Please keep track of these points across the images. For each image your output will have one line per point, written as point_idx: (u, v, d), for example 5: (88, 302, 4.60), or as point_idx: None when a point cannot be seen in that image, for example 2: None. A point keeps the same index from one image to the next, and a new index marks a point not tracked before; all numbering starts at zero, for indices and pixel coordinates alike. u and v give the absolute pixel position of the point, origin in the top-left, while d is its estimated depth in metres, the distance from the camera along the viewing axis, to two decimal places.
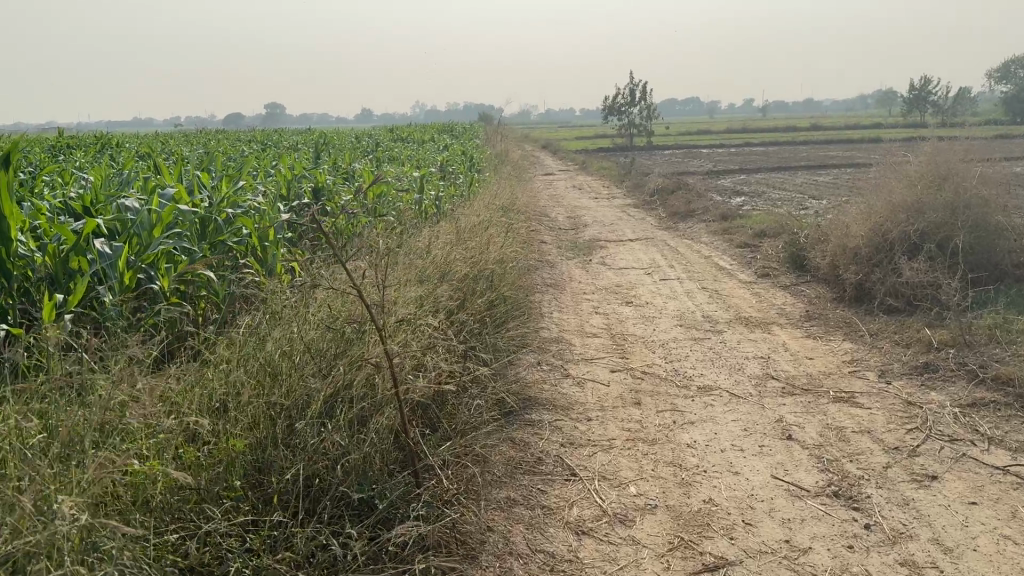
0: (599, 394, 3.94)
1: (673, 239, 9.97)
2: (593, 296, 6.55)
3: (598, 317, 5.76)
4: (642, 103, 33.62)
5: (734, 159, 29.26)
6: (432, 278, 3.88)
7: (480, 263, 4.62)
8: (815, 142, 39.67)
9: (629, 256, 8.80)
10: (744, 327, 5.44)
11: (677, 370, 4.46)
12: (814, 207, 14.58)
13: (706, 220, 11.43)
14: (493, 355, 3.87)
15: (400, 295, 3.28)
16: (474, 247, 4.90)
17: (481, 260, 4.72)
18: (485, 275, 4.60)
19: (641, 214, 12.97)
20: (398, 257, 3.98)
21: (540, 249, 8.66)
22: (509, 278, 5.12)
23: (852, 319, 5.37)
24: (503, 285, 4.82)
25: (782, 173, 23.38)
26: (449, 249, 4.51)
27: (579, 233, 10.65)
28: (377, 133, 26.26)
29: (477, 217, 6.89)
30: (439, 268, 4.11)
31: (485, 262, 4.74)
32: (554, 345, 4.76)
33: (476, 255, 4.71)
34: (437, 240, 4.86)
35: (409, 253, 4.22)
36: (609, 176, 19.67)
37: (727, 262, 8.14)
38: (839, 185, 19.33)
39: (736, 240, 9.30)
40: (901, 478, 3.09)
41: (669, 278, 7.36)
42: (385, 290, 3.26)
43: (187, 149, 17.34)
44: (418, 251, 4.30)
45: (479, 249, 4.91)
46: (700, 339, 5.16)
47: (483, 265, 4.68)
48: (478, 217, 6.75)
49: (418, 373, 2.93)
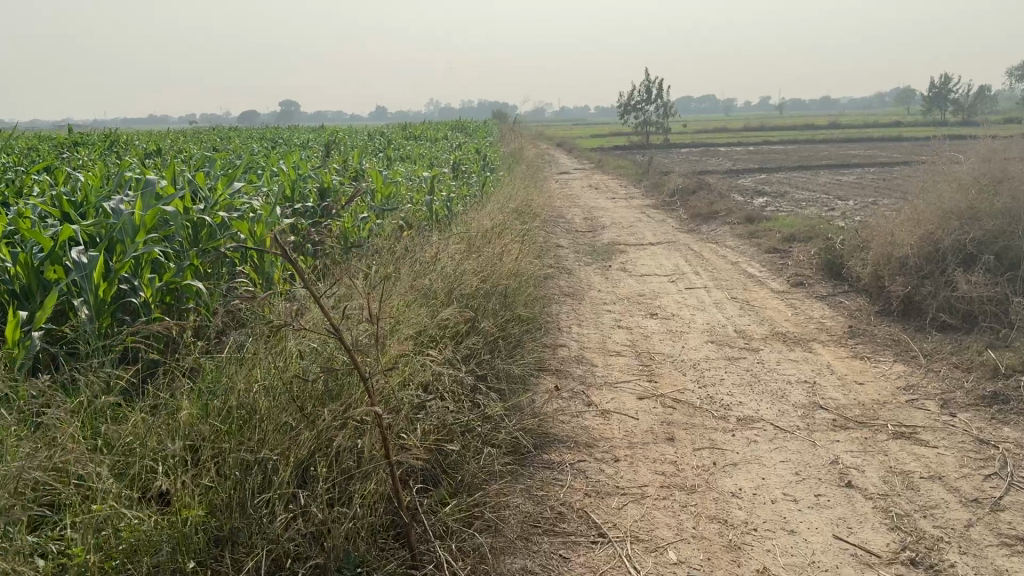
0: (627, 427, 3.48)
1: (696, 243, 9.50)
2: (614, 307, 6.09)
3: (621, 332, 5.31)
4: (658, 100, 33.12)
5: (752, 157, 28.70)
6: (434, 300, 3.48)
7: (490, 277, 4.19)
8: (834, 140, 39.06)
9: (651, 261, 8.34)
10: (782, 345, 4.97)
11: (712, 396, 4.00)
12: (841, 208, 14.08)
13: (729, 222, 10.95)
14: (506, 383, 3.43)
15: (394, 327, 2.87)
16: (486, 259, 4.47)
17: (494, 274, 4.28)
18: (497, 290, 4.17)
19: (661, 215, 12.50)
20: (401, 274, 3.56)
21: (557, 254, 8.22)
22: (524, 292, 4.68)
23: (901, 337, 4.90)
24: (518, 301, 4.38)
25: (803, 172, 22.84)
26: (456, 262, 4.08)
27: (597, 235, 10.21)
28: (388, 130, 25.89)
29: (490, 222, 6.46)
30: (445, 285, 3.69)
31: (498, 275, 4.31)
32: (574, 366, 4.31)
33: (487, 267, 4.29)
34: (445, 250, 4.43)
35: (413, 267, 3.79)
36: (625, 175, 19.23)
37: (756, 268, 7.67)
38: (863, 185, 18.77)
39: (763, 244, 8.82)
40: (987, 541, 2.62)
41: (695, 286, 6.90)
42: (379, 319, 2.85)
43: (195, 147, 17.05)
44: (419, 265, 3.89)
45: (491, 260, 4.48)
46: (734, 358, 4.70)
47: (495, 278, 4.24)
48: (491, 223, 6.32)
49: (414, 422, 2.52)
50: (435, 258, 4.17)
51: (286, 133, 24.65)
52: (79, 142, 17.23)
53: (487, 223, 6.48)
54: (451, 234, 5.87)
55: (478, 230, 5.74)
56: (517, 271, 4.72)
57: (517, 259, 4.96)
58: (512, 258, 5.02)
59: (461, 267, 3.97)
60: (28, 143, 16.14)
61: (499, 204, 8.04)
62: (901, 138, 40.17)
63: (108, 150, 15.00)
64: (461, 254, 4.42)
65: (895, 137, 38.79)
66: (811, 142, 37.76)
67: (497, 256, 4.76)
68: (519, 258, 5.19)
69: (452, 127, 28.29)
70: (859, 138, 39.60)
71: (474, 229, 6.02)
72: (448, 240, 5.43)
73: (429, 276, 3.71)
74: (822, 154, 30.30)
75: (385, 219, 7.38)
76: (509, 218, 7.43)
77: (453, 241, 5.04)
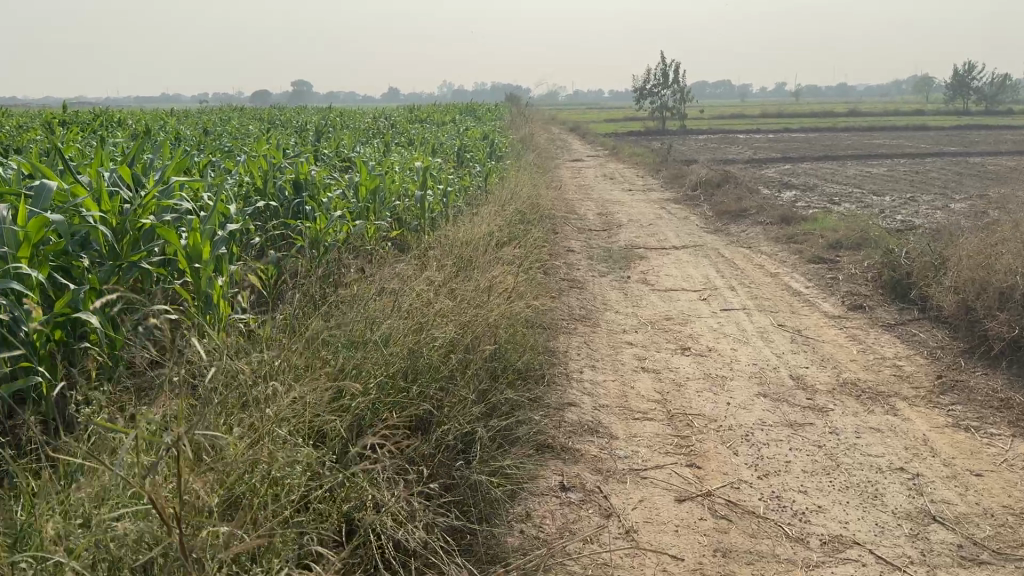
0: (665, 564, 2.37)
1: (727, 247, 8.39)
2: (637, 338, 4.97)
3: (646, 375, 4.20)
4: (676, 85, 31.82)
5: (772, 146, 27.42)
6: (372, 372, 2.55)
7: (472, 327, 3.15)
8: (857, 127, 37.68)
9: (677, 270, 7.20)
10: (857, 404, 3.87)
11: (780, 496, 2.88)
12: (879, 204, 12.95)
13: (762, 223, 9.79)
14: (474, 505, 2.39)
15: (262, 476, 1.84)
16: (470, 298, 3.39)
17: (478, 323, 3.21)
18: (478, 341, 3.15)
19: (684, 212, 11.38)
20: (326, 362, 2.55)
21: (567, 262, 7.13)
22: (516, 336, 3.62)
23: (1012, 399, 3.80)
24: (507, 363, 3.32)
25: (832, 163, 21.63)
26: (422, 306, 3.08)
27: (613, 235, 9.11)
28: (395, 113, 24.62)
29: (481, 234, 5.39)
30: (396, 363, 2.65)
31: (483, 325, 3.23)
32: (587, 439, 3.21)
33: (467, 310, 3.25)
34: (412, 284, 3.38)
35: (355, 335, 2.76)
36: (643, 164, 18.05)
37: (802, 283, 6.56)
38: (898, 179, 17.53)
39: (805, 251, 7.72)
40: None
41: (732, 307, 5.79)
42: (244, 462, 1.82)
43: (183, 129, 15.91)
44: (371, 313, 2.91)
45: (473, 299, 3.41)
46: (798, 426, 3.57)
47: (479, 334, 3.17)
48: (484, 240, 5.25)
49: None
50: (394, 297, 3.13)
51: (287, 114, 23.52)
52: (65, 120, 16.09)
53: (480, 234, 5.41)
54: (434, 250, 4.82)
55: (466, 250, 4.66)
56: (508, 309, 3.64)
57: (512, 291, 3.89)
58: (508, 290, 3.95)
59: (427, 317, 2.98)
60: (7, 122, 15.02)
61: (499, 203, 6.97)
62: (928, 124, 38.71)
63: (88, 131, 13.85)
64: (433, 288, 3.36)
65: (921, 127, 37.37)
66: (835, 130, 36.32)
67: (486, 287, 3.70)
68: (516, 286, 4.11)
69: (462, 109, 27.12)
70: (884, 126, 38.23)
71: (460, 244, 4.96)
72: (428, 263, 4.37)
73: (375, 344, 2.71)
74: (845, 143, 28.99)
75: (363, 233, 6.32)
76: (508, 223, 6.37)
77: (430, 268, 3.97)
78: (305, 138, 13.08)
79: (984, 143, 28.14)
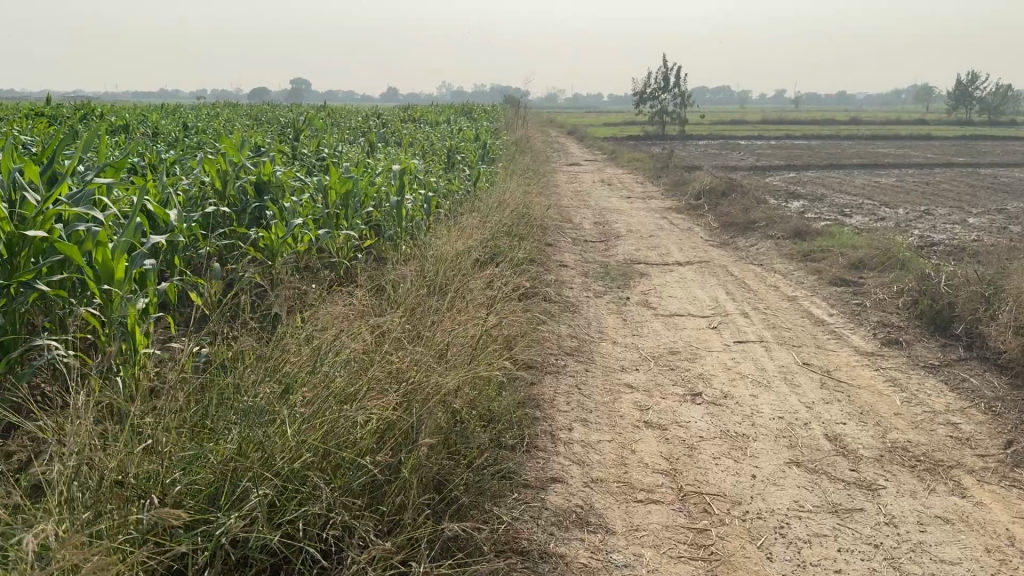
0: None
1: (736, 264, 7.66)
2: (638, 377, 4.21)
3: (650, 429, 3.43)
4: (676, 90, 31.15)
5: (775, 153, 26.73)
6: (271, 472, 1.95)
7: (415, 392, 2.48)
8: (860, 136, 36.99)
9: (682, 291, 6.44)
10: (915, 478, 3.11)
11: None
12: (892, 217, 12.26)
13: (773, 237, 9.05)
14: None
15: None
16: (419, 359, 2.70)
17: (424, 393, 2.53)
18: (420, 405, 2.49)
19: (687, 222, 10.63)
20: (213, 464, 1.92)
21: (559, 278, 6.37)
22: (475, 398, 2.93)
23: None
24: (463, 439, 2.62)
25: (837, 172, 20.92)
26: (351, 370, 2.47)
27: (610, 249, 8.34)
28: (384, 112, 23.75)
29: (453, 257, 4.68)
30: (302, 465, 2.02)
31: (432, 394, 2.55)
32: (573, 537, 2.43)
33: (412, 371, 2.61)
34: (348, 335, 2.70)
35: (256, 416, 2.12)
36: (643, 169, 17.31)
37: (824, 310, 5.82)
38: (909, 190, 16.83)
39: (825, 270, 6.99)
40: None
41: (747, 338, 5.04)
42: None
43: (159, 124, 15.08)
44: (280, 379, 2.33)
45: (422, 358, 2.70)
46: (844, 512, 2.80)
47: (426, 405, 2.49)
48: (457, 267, 4.55)
49: None
50: (317, 357, 2.47)
51: (276, 111, 22.65)
52: (38, 111, 15.27)
53: (454, 257, 4.70)
54: (395, 278, 4.11)
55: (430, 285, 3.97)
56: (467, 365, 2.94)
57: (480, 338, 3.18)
58: (475, 338, 3.23)
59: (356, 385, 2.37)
60: None
61: (481, 216, 6.25)
62: (932, 134, 38.02)
63: (57, 125, 13.01)
64: (369, 345, 2.69)
65: (925, 136, 36.72)
66: (838, 138, 35.64)
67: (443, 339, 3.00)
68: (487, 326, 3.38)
69: (457, 109, 26.37)
70: (887, 135, 37.56)
71: (427, 272, 4.25)
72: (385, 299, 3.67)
73: (281, 429, 2.06)
74: (849, 152, 28.31)
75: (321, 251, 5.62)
76: (490, 238, 5.66)
77: (380, 313, 3.26)
78: (285, 137, 12.26)
79: (993, 154, 27.53)
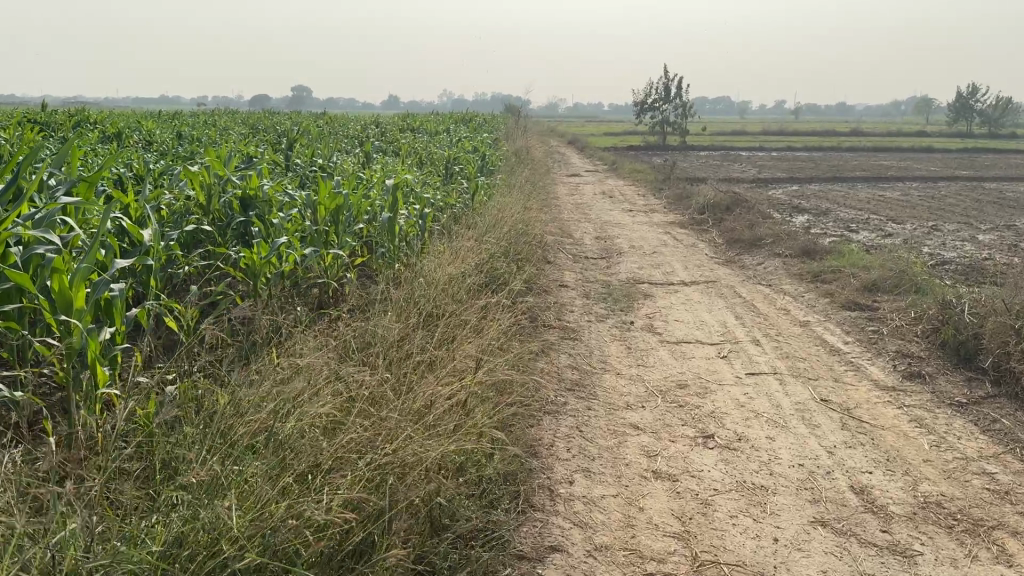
0: None
1: (743, 284, 7.35)
2: (644, 415, 3.90)
3: (659, 480, 3.12)
4: (678, 100, 30.91)
5: (778, 165, 26.46)
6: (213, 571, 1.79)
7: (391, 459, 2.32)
8: (862, 147, 36.79)
9: (688, 314, 6.13)
10: (956, 542, 2.80)
11: None
12: (901, 234, 11.98)
13: (780, 255, 8.75)
14: None
15: None
16: (402, 431, 2.54)
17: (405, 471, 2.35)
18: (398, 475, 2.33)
19: (691, 238, 10.34)
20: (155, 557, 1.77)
21: (558, 301, 6.07)
22: (460, 460, 2.68)
23: None
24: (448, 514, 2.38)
25: (841, 184, 20.66)
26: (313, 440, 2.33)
27: (612, 267, 8.04)
28: (383, 121, 23.43)
29: (442, 287, 4.40)
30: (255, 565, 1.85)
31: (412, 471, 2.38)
32: None
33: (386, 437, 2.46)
34: (327, 404, 2.54)
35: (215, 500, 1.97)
36: (644, 181, 17.02)
37: (839, 337, 5.52)
38: (915, 204, 16.54)
39: (837, 292, 6.69)
40: None
41: (759, 369, 4.73)
42: None
43: (153, 131, 14.77)
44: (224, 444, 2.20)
45: (404, 431, 2.53)
46: None
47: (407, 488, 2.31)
48: (448, 297, 4.26)
49: None
50: (290, 432, 2.32)
51: (274, 119, 22.35)
52: (30, 117, 14.98)
53: (446, 285, 4.41)
54: (384, 314, 3.86)
55: (417, 326, 3.71)
56: (449, 430, 2.70)
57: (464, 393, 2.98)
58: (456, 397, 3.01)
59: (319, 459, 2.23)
60: None
61: (478, 236, 5.96)
62: (934, 146, 37.85)
63: (47, 132, 12.70)
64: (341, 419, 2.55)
65: (928, 148, 36.54)
66: (839, 150, 35.44)
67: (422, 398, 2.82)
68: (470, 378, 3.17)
69: (457, 118, 26.08)
70: (888, 146, 37.42)
71: (412, 309, 4.01)
72: (361, 343, 3.40)
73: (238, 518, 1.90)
74: (852, 164, 28.04)
75: (307, 274, 5.31)
76: (485, 261, 5.39)
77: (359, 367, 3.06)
78: (280, 147, 11.96)
79: (997, 167, 27.28)
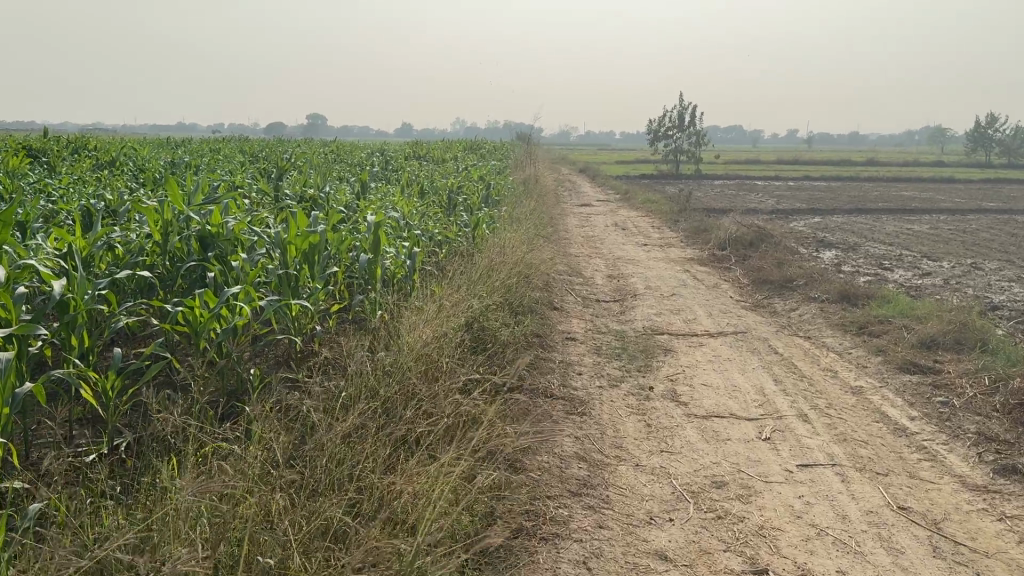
0: None
1: (777, 335, 6.44)
2: (672, 533, 2.97)
3: None
4: (693, 128, 30.12)
5: (797, 195, 25.55)
6: None
7: None
8: (882, 178, 35.79)
9: (717, 376, 5.20)
10: None
11: None
12: (940, 272, 11.06)
13: (815, 299, 7.83)
14: None
15: None
16: None
17: None
18: None
19: (712, 277, 9.42)
20: None
21: (565, 361, 5.17)
22: None
23: None
24: None
25: (865, 216, 19.76)
26: None
27: (626, 312, 7.13)
28: (389, 147, 22.62)
29: (414, 356, 3.55)
30: None
31: None
32: None
33: None
34: None
35: None
36: (658, 213, 16.14)
37: (902, 410, 4.59)
38: (948, 239, 15.61)
39: (889, 348, 5.77)
40: None
41: (813, 459, 3.79)
42: None
43: (144, 159, 13.96)
44: None
45: None
46: None
47: None
48: (414, 378, 3.40)
49: None
50: None
51: (280, 147, 21.58)
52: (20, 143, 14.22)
53: (417, 358, 3.54)
54: (329, 411, 3.02)
55: (370, 433, 2.86)
56: None
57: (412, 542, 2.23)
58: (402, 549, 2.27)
59: None
60: None
61: (470, 284, 5.09)
62: (956, 178, 36.91)
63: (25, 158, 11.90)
64: None
65: (950, 179, 35.59)
66: (859, 180, 34.55)
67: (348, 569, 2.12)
68: (430, 517, 2.44)
69: (466, 145, 25.31)
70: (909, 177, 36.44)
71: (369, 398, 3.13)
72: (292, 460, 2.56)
73: None
74: (873, 195, 27.12)
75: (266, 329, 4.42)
76: (474, 316, 4.54)
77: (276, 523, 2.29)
78: (272, 175, 11.12)
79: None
